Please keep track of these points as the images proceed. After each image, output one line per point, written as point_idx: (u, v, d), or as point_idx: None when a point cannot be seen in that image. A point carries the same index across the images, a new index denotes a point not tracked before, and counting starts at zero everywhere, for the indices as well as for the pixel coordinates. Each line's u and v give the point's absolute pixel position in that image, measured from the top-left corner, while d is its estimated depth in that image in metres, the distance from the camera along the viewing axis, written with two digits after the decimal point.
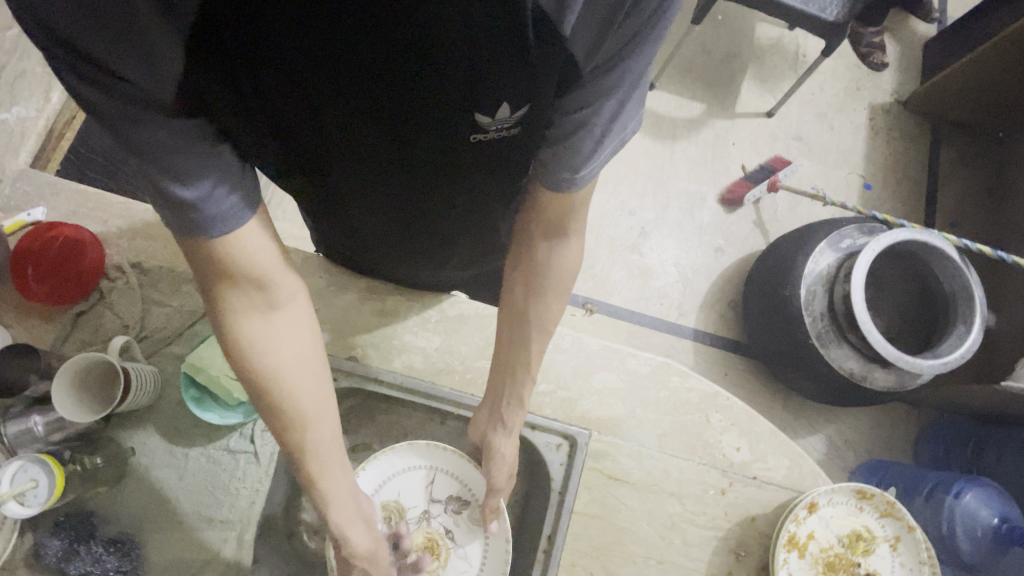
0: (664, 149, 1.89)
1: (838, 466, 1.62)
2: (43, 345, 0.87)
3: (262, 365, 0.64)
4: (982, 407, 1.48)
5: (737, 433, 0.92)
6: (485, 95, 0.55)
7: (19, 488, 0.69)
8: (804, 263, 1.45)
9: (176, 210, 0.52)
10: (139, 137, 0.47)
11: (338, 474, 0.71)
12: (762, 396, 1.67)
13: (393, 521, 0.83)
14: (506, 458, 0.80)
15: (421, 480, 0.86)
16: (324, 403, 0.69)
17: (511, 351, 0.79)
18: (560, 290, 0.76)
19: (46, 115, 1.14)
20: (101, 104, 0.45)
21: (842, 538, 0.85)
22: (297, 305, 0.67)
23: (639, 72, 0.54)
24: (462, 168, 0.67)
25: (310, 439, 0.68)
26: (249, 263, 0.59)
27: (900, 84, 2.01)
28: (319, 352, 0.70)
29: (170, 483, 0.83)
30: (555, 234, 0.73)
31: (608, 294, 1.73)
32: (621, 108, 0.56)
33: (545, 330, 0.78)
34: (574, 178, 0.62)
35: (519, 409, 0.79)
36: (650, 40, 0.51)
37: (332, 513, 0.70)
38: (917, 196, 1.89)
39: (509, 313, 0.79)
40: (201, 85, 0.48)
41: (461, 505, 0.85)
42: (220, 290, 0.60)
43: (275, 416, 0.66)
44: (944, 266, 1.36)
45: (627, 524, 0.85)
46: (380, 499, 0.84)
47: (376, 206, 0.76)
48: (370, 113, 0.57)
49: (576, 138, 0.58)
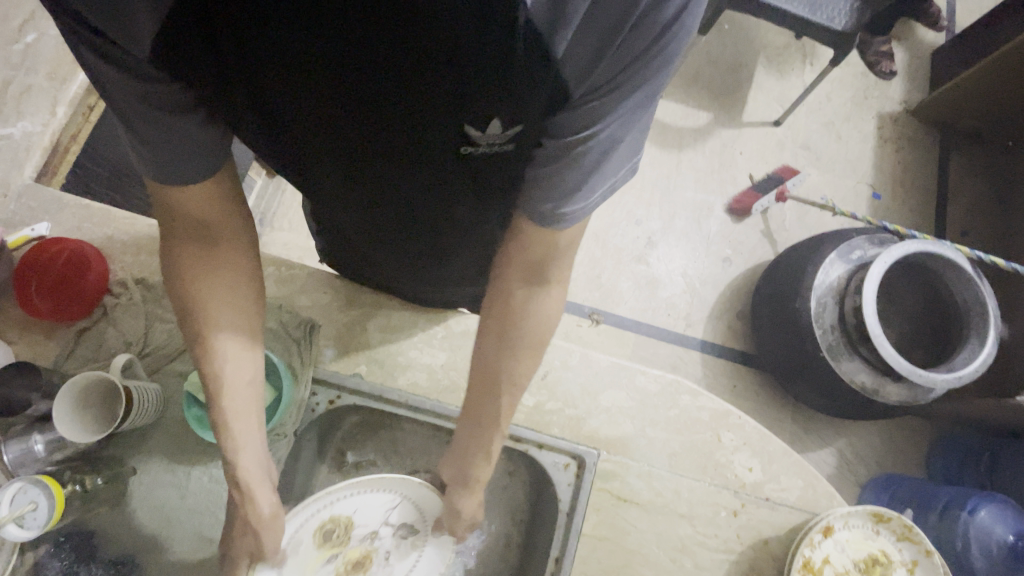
0: (671, 158, 1.88)
1: (849, 481, 1.59)
2: (46, 361, 0.87)
3: (194, 293, 0.66)
4: (995, 421, 1.45)
5: (748, 452, 0.90)
6: (472, 110, 0.52)
7: (19, 510, 0.67)
8: (814, 275, 1.43)
9: (158, 161, 0.55)
10: (122, 92, 0.50)
11: (253, 421, 0.70)
12: (770, 408, 1.64)
13: (336, 533, 0.77)
14: (478, 511, 0.79)
15: (385, 502, 0.79)
16: (249, 351, 0.70)
17: (481, 395, 0.74)
18: (531, 351, 0.71)
19: (51, 129, 1.14)
20: (93, 63, 0.48)
21: (859, 563, 0.83)
22: (244, 260, 0.69)
23: (638, 102, 0.51)
24: (454, 180, 0.65)
25: (233, 381, 0.68)
26: (199, 202, 0.61)
27: (908, 93, 1.99)
28: (258, 297, 0.72)
29: (171, 502, 0.82)
30: (536, 282, 0.67)
31: (614, 305, 1.72)
32: (613, 145, 0.53)
33: (517, 383, 0.73)
34: (559, 213, 0.58)
35: (485, 462, 0.75)
36: (650, 69, 0.48)
37: (240, 457, 0.68)
38: (928, 205, 1.87)
39: (477, 365, 0.74)
40: (185, 66, 0.49)
41: (409, 534, 0.81)
42: (169, 226, 0.64)
43: (200, 349, 0.68)
44: (955, 278, 1.34)
45: (637, 547, 0.83)
46: (333, 510, 0.77)
47: (369, 212, 0.74)
48: (349, 116, 0.55)
49: (563, 165, 0.54)
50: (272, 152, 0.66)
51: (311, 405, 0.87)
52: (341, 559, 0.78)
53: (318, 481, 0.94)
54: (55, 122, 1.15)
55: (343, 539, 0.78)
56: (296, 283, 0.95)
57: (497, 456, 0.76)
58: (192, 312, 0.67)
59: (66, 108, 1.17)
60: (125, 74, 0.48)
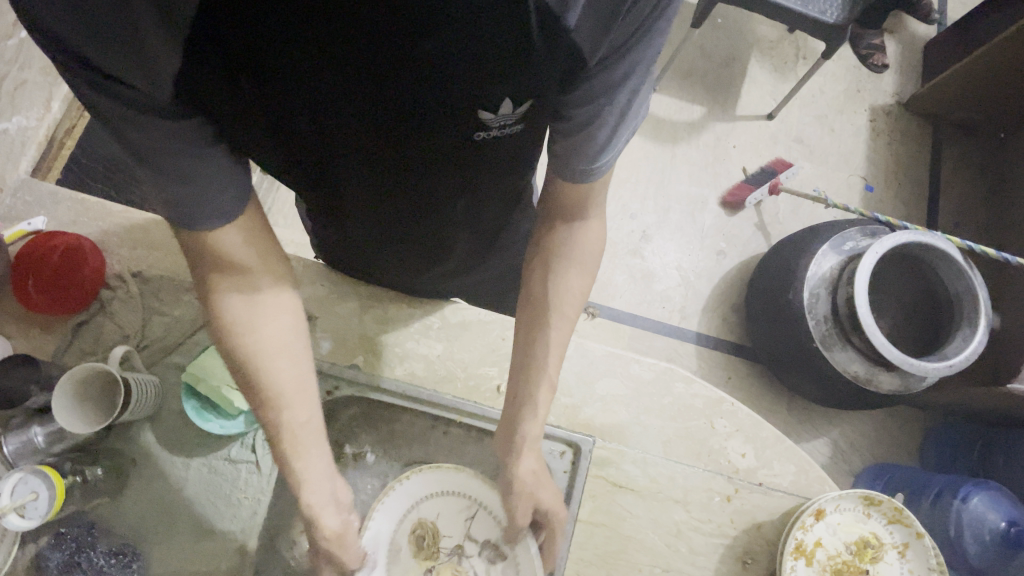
0: (665, 152, 1.89)
1: (843, 470, 1.61)
2: (44, 355, 0.87)
3: (238, 344, 0.65)
4: (986, 408, 1.47)
5: (742, 439, 0.91)
6: (488, 97, 0.54)
7: (19, 500, 0.68)
8: (806, 267, 1.44)
9: (187, 199, 0.55)
10: (146, 134, 0.50)
11: (313, 453, 0.70)
12: (764, 399, 1.66)
13: (425, 542, 0.80)
14: (540, 477, 0.75)
15: (461, 512, 0.81)
16: (304, 386, 0.69)
17: (529, 344, 0.75)
18: (584, 270, 0.75)
19: (46, 124, 1.14)
20: (111, 107, 0.48)
21: (850, 546, 0.84)
22: (280, 294, 0.68)
23: (650, 55, 0.54)
24: (468, 171, 0.66)
25: (292, 422, 0.68)
26: (233, 238, 0.62)
27: (900, 86, 2.00)
28: (303, 334, 0.71)
29: (171, 494, 0.83)
30: (574, 218, 0.73)
31: (609, 298, 1.73)
32: (634, 95, 0.57)
33: (564, 314, 0.75)
34: (592, 167, 0.63)
35: (535, 416, 0.74)
36: (657, 26, 0.52)
37: (304, 493, 0.68)
38: (919, 197, 1.89)
39: (525, 298, 0.77)
40: (202, 90, 0.49)
41: (497, 554, 0.79)
42: (207, 271, 0.64)
43: (252, 395, 0.67)
44: (946, 267, 1.36)
45: (632, 533, 0.85)
46: (417, 515, 0.81)
47: (380, 210, 0.75)
48: (369, 121, 0.56)
49: (590, 129, 0.59)
50: (281, 167, 0.66)
51: None
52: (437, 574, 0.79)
53: None
54: (50, 117, 1.16)
55: (434, 552, 0.80)
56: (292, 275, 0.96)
57: (544, 410, 0.75)
58: (237, 354, 0.66)
59: (61, 103, 1.18)
60: (145, 114, 0.49)
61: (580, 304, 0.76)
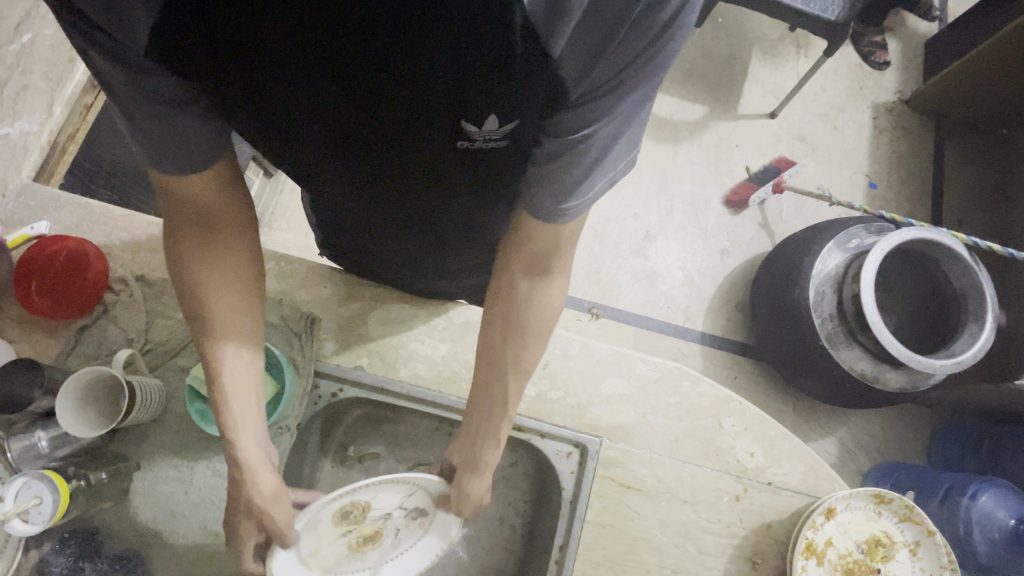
0: (667, 151, 1.88)
1: (851, 469, 1.60)
2: (48, 359, 0.87)
3: (197, 283, 0.67)
4: (995, 406, 1.46)
5: (750, 438, 0.90)
6: (471, 105, 0.52)
7: (23, 505, 0.67)
8: (811, 265, 1.43)
9: (160, 152, 0.56)
10: (123, 84, 0.50)
11: (247, 396, 0.70)
12: (770, 399, 1.65)
13: (353, 514, 0.73)
14: (485, 496, 0.75)
15: (401, 490, 0.74)
16: (246, 323, 0.70)
17: (488, 382, 0.74)
18: (540, 333, 0.71)
19: (48, 129, 1.15)
20: (101, 62, 0.48)
21: (861, 545, 0.83)
22: (243, 249, 0.69)
23: (639, 98, 0.50)
24: (454, 177, 0.65)
25: (232, 368, 0.69)
26: (206, 190, 0.62)
27: (903, 82, 2.00)
28: (260, 289, 0.73)
29: (175, 498, 0.82)
30: (539, 271, 0.68)
31: (612, 298, 1.72)
32: (613, 141, 0.52)
33: (523, 369, 0.72)
34: (560, 208, 0.58)
35: (495, 444, 0.74)
36: (648, 70, 0.47)
37: (236, 443, 0.68)
38: (923, 194, 1.88)
39: (484, 356, 0.74)
40: (181, 59, 0.48)
41: (416, 513, 0.78)
42: (170, 209, 0.64)
43: (205, 336, 0.68)
44: (952, 264, 1.35)
45: (640, 533, 0.84)
46: (349, 498, 0.71)
47: (370, 207, 0.75)
48: (349, 112, 0.55)
49: (564, 163, 0.53)
50: (274, 153, 0.66)
51: (313, 399, 0.87)
52: (353, 535, 0.75)
53: (322, 475, 0.94)
54: (52, 122, 1.16)
55: (359, 519, 0.74)
56: (296, 277, 0.96)
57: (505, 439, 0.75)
58: (192, 286, 0.67)
59: (63, 108, 1.18)
60: (123, 68, 0.49)
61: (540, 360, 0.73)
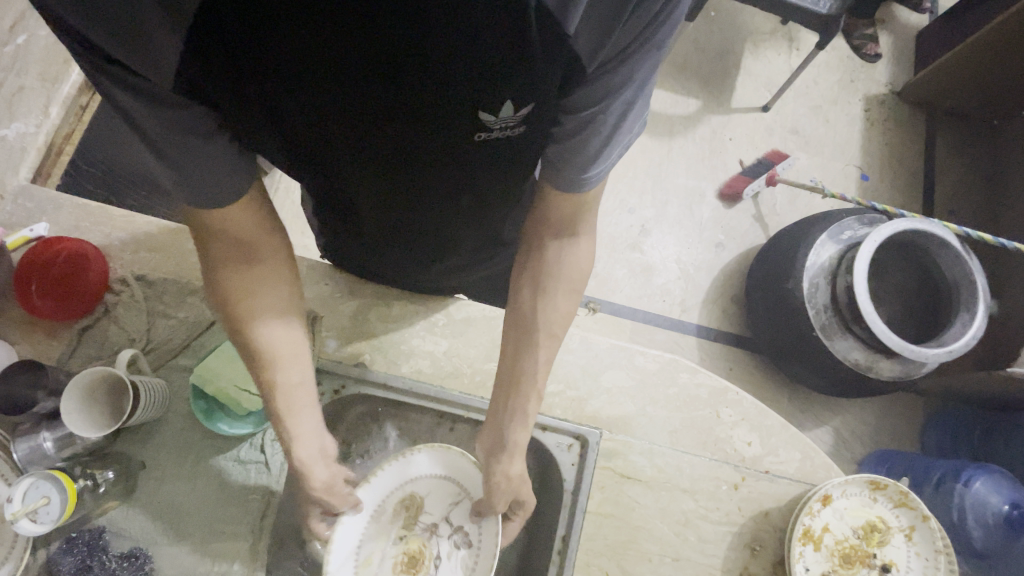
0: (661, 146, 1.89)
1: (846, 458, 1.62)
2: (49, 360, 0.87)
3: (239, 310, 0.68)
4: (986, 394, 1.48)
5: (747, 427, 0.92)
6: (488, 97, 0.53)
7: (31, 505, 0.68)
8: (806, 256, 1.45)
9: (189, 184, 0.56)
10: (152, 121, 0.51)
11: (306, 412, 0.73)
12: (766, 390, 1.67)
13: (408, 513, 0.83)
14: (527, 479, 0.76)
15: (450, 495, 0.83)
16: (293, 342, 0.72)
17: (516, 356, 0.74)
18: (571, 290, 0.73)
19: (44, 130, 1.15)
20: (128, 100, 0.49)
21: (857, 530, 0.85)
22: (277, 263, 0.70)
23: (649, 69, 0.52)
24: (470, 170, 0.66)
25: (287, 382, 0.70)
26: (237, 219, 0.63)
27: (894, 75, 2.01)
28: (296, 297, 0.73)
29: (181, 496, 0.83)
30: (564, 235, 0.71)
31: (610, 293, 1.73)
32: (629, 107, 0.55)
33: (553, 334, 0.74)
34: (583, 177, 0.61)
35: (524, 424, 0.74)
36: (658, 36, 0.49)
37: (294, 448, 0.71)
38: (914, 185, 1.89)
39: (511, 313, 0.75)
40: (205, 83, 0.50)
41: (463, 542, 0.80)
42: (206, 243, 0.65)
43: (249, 356, 0.69)
44: (944, 253, 1.37)
45: (641, 522, 0.85)
46: (409, 488, 0.83)
47: (384, 208, 0.75)
48: (369, 118, 0.56)
49: (585, 136, 0.56)
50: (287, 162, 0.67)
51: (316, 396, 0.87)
52: (403, 546, 0.81)
53: None
54: (48, 122, 1.16)
55: (411, 523, 0.82)
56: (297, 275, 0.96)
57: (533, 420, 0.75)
58: (234, 316, 0.68)
59: (59, 108, 1.18)
60: (152, 105, 0.49)
61: (569, 323, 0.75)
